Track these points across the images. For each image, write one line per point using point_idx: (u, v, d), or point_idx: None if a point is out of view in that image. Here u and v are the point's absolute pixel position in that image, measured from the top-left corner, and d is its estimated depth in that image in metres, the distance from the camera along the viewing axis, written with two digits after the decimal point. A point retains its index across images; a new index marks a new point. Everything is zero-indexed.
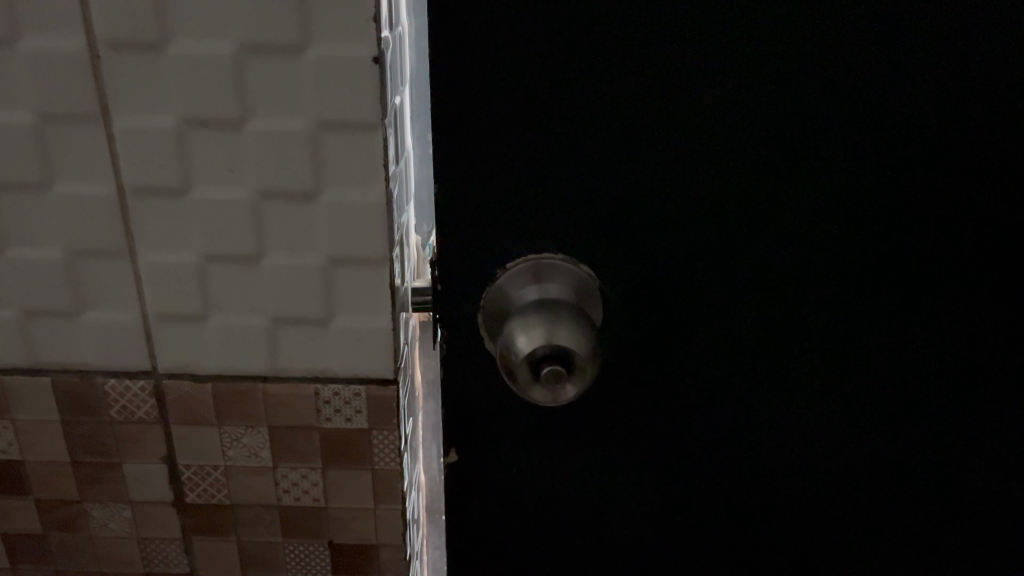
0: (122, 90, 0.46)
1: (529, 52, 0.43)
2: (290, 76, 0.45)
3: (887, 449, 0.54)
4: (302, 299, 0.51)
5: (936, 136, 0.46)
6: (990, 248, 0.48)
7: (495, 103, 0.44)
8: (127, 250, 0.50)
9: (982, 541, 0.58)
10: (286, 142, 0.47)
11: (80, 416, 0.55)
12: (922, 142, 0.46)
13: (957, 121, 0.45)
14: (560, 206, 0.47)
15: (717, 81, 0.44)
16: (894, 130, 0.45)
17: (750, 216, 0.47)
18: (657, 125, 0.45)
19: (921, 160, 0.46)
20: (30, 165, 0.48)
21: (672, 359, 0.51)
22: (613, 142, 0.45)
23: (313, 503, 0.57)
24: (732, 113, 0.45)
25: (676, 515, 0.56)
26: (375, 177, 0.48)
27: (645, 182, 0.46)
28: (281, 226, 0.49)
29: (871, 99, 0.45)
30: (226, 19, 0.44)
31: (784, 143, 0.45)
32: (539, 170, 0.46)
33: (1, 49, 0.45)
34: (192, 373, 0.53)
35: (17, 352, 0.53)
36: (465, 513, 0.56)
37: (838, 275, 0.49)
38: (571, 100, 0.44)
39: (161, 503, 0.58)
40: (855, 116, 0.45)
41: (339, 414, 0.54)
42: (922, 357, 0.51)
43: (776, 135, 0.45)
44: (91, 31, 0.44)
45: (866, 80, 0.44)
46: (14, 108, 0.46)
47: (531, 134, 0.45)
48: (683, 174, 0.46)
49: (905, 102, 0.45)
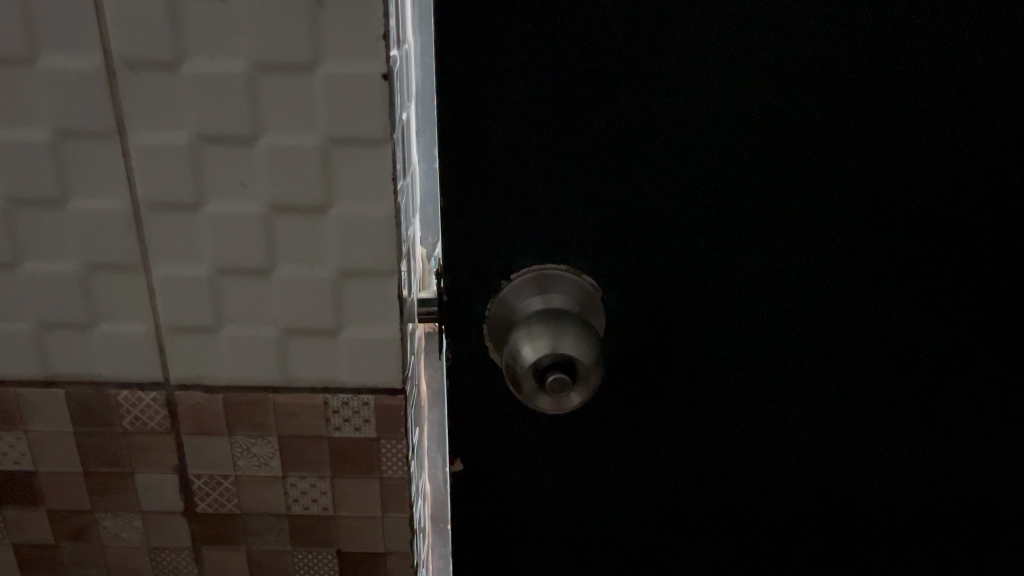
0: (140, 108, 0.47)
1: (525, 70, 0.49)
2: (303, 93, 0.46)
3: (852, 421, 0.60)
4: (312, 311, 0.52)
5: (880, 138, 0.53)
6: (932, 236, 0.55)
7: (497, 117, 0.50)
8: (142, 265, 0.51)
9: (944, 505, 0.64)
10: (298, 158, 0.48)
11: (94, 429, 0.56)
12: (869, 143, 0.53)
13: (897, 126, 0.52)
14: (555, 210, 0.53)
15: (690, 91, 0.51)
16: (849, 138, 0.52)
17: (723, 213, 0.54)
18: (640, 132, 0.51)
19: (869, 159, 0.53)
20: (47, 180, 0.49)
21: (656, 342, 0.57)
22: (602, 149, 0.52)
23: (323, 511, 0.58)
24: (704, 120, 0.51)
25: (664, 486, 0.62)
26: (383, 192, 0.49)
27: (632, 183, 0.53)
28: (292, 239, 0.50)
29: (824, 109, 0.52)
30: (242, 39, 0.45)
31: (750, 147, 0.52)
32: (537, 177, 0.52)
33: (21, 68, 0.46)
34: (203, 384, 0.54)
35: (33, 364, 0.54)
36: (474, 490, 0.61)
37: (801, 266, 0.55)
38: (564, 113, 0.50)
39: (173, 513, 0.59)
40: (810, 123, 0.52)
41: (348, 423, 0.55)
42: (879, 336, 0.58)
43: (743, 139, 0.52)
44: (108, 50, 0.46)
45: (818, 90, 0.51)
46: (32, 127, 0.48)
47: (529, 145, 0.51)
48: (669, 175, 0.52)
49: (852, 109, 0.52)
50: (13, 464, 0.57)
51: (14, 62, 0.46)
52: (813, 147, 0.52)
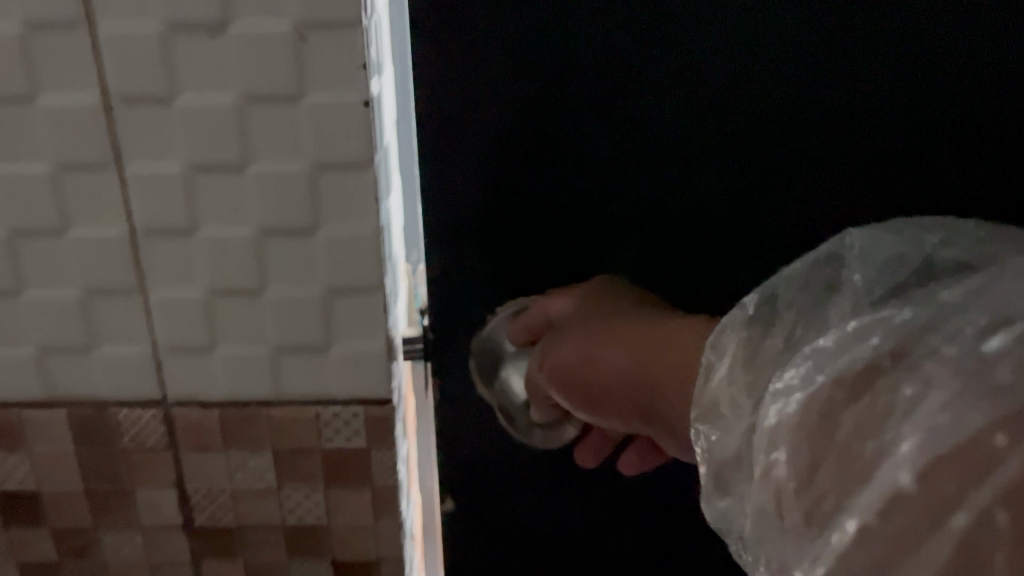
0: (136, 140, 0.50)
1: (476, 89, 0.55)
2: (289, 123, 0.50)
3: None
4: (301, 327, 0.55)
5: (797, 149, 0.57)
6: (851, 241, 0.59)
7: (446, 136, 0.57)
8: (140, 289, 0.54)
9: None
10: (284, 183, 0.51)
11: (95, 447, 0.58)
12: (788, 153, 0.57)
13: (812, 135, 0.57)
14: (505, 223, 0.60)
15: (619, 106, 0.56)
16: (769, 146, 0.57)
17: (651, 222, 0.60)
18: (572, 147, 0.57)
19: (786, 167, 0.58)
20: (48, 209, 0.52)
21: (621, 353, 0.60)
22: (539, 165, 0.58)
23: (317, 522, 0.61)
24: (630, 135, 0.57)
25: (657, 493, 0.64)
26: (366, 212, 0.52)
27: (567, 196, 0.59)
28: (280, 260, 0.53)
29: (743, 119, 0.56)
30: (231, 74, 0.48)
31: (673, 159, 0.58)
32: (484, 194, 0.59)
33: (23, 105, 0.49)
34: (199, 401, 0.57)
35: (35, 387, 0.56)
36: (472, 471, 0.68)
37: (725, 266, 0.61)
38: (506, 132, 0.57)
39: (172, 528, 0.61)
40: (729, 135, 0.57)
41: (339, 434, 0.58)
42: None
43: (667, 152, 0.57)
44: (105, 87, 0.49)
45: (737, 101, 0.56)
46: (33, 160, 0.50)
47: (475, 163, 0.58)
48: (601, 186, 0.58)
49: (772, 120, 0.56)
50: (17, 485, 0.59)
51: (15, 99, 0.49)
52: (733, 156, 0.57)
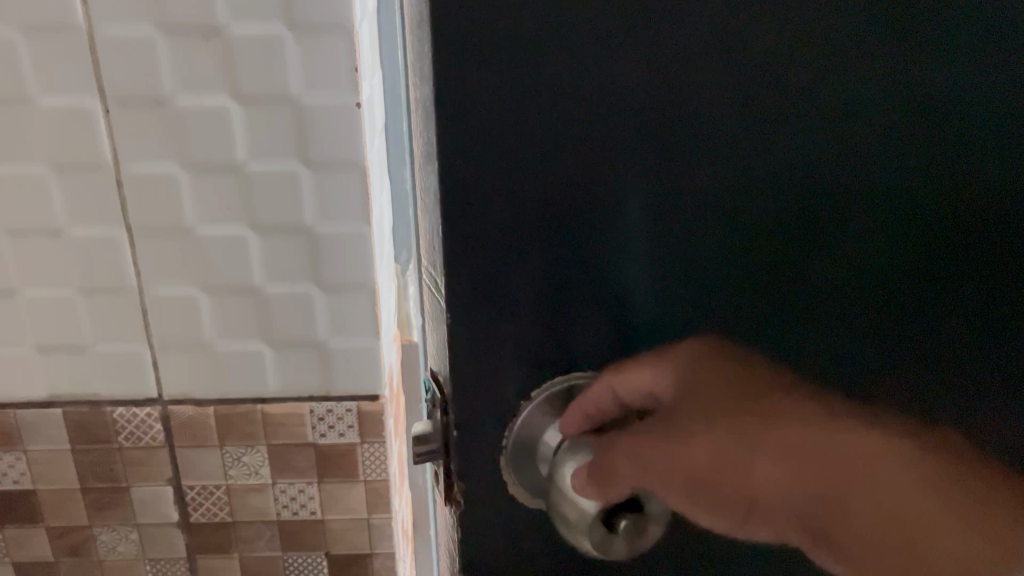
0: (132, 142, 0.51)
1: None
2: (284, 123, 0.51)
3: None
4: (295, 323, 0.56)
5: (881, 184, 0.36)
6: (988, 281, 0.39)
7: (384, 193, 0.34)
8: (135, 287, 0.54)
9: None
10: (279, 182, 0.52)
11: (90, 445, 0.59)
12: (872, 191, 0.37)
13: (900, 151, 0.36)
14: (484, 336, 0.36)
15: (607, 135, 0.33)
16: (840, 181, 0.36)
17: (700, 313, 0.37)
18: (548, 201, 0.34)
19: (869, 207, 0.37)
20: (45, 210, 0.52)
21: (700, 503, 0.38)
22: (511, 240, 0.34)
23: (311, 516, 0.62)
24: (637, 182, 0.34)
25: None
26: (359, 209, 0.53)
27: (565, 281, 0.35)
28: (275, 257, 0.54)
29: (795, 147, 0.35)
30: (226, 76, 0.49)
31: (706, 220, 0.35)
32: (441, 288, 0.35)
33: (22, 108, 0.50)
34: (194, 399, 0.58)
35: (32, 386, 0.57)
36: None
37: (824, 360, 0.39)
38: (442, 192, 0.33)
39: (167, 525, 0.62)
40: (778, 175, 0.35)
41: (332, 429, 0.59)
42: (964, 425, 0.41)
43: (694, 207, 0.35)
44: (103, 89, 0.49)
45: (778, 119, 0.35)
46: (30, 162, 0.51)
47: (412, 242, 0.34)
48: (609, 270, 0.35)
49: (831, 149, 0.36)
50: (13, 484, 0.60)
51: (14, 101, 0.50)
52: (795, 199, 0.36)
